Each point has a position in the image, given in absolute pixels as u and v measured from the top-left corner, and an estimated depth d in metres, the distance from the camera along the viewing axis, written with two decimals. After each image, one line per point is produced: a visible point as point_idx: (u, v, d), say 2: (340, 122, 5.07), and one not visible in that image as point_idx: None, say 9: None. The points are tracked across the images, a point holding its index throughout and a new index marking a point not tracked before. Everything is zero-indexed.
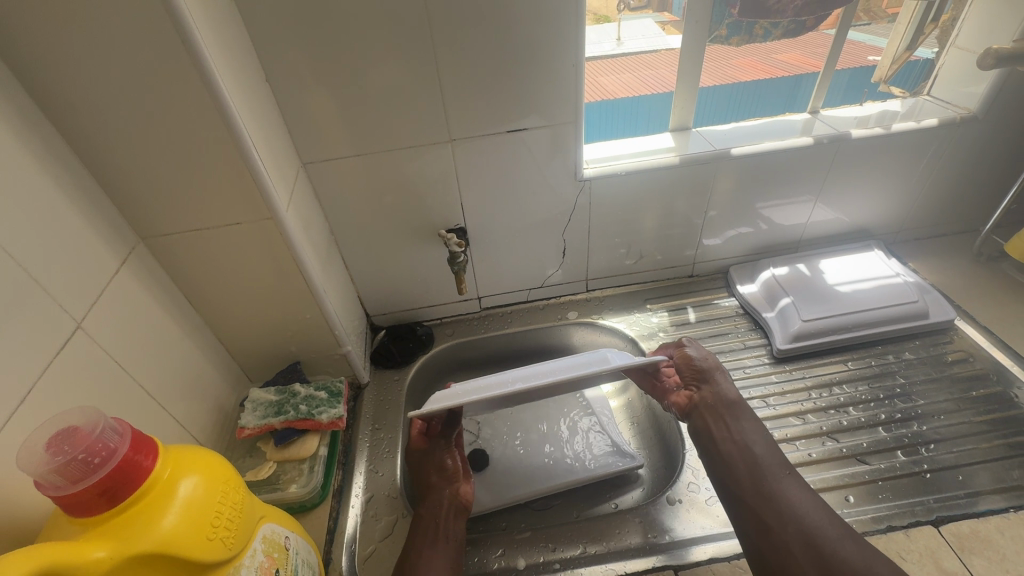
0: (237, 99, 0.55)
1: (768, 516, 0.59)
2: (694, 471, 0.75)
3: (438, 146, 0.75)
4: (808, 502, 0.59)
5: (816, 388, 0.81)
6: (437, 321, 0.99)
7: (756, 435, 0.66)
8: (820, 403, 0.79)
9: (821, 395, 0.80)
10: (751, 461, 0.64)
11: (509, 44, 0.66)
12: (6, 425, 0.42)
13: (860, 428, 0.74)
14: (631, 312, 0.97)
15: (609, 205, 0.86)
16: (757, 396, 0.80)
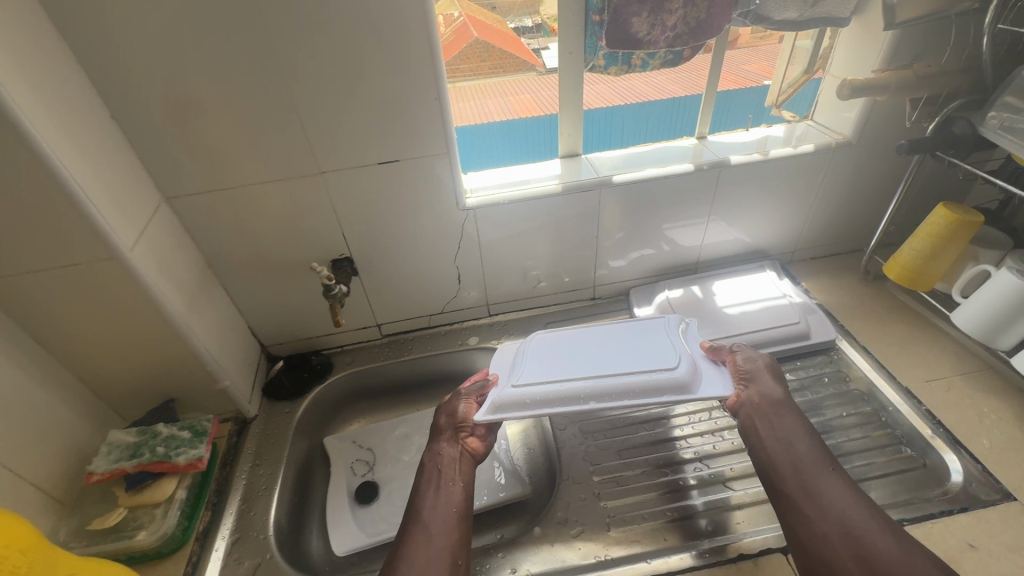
0: (59, 142, 0.53)
1: (810, 513, 0.57)
2: (581, 490, 0.75)
3: (310, 178, 0.74)
4: (848, 496, 0.57)
5: (697, 414, 0.84)
6: (337, 349, 0.97)
7: (802, 433, 0.64)
8: (700, 428, 0.81)
9: (701, 420, 0.82)
10: (788, 457, 0.62)
11: (365, 77, 0.66)
12: None
13: (730, 453, 0.77)
14: (531, 337, 0.97)
15: (497, 232, 0.87)
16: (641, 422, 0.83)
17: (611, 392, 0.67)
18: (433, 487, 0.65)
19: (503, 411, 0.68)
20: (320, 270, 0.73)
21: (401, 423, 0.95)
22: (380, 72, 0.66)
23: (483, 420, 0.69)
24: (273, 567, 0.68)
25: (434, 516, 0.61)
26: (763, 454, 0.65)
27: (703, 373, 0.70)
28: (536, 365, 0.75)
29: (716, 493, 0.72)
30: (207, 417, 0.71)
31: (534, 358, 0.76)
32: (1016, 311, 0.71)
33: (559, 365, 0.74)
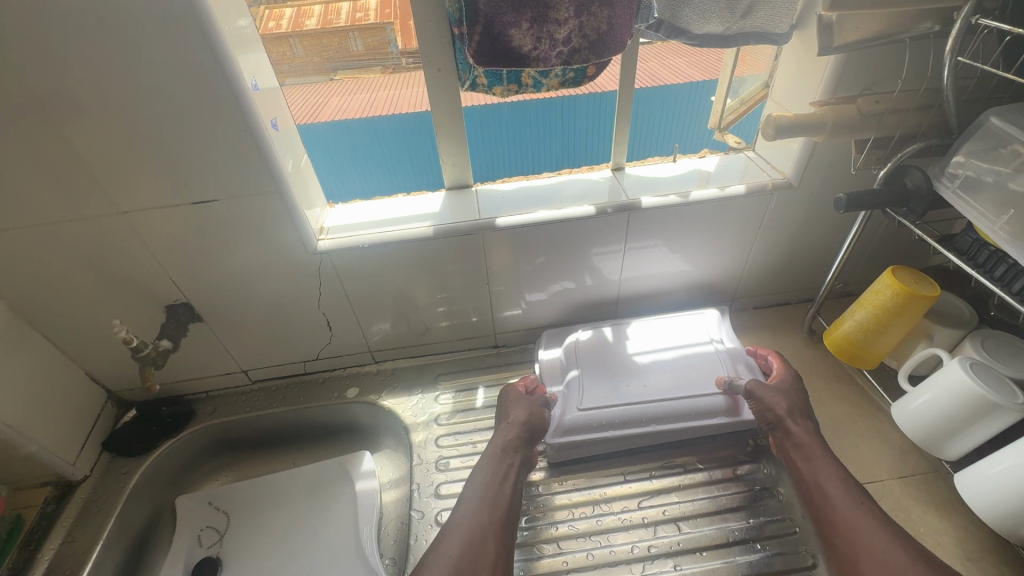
0: None
1: (852, 550, 0.55)
2: (578, 552, 0.63)
3: (111, 218, 0.62)
4: (875, 536, 0.54)
5: (609, 500, 0.68)
6: (201, 396, 0.87)
7: (835, 481, 0.60)
8: (610, 522, 0.66)
9: (609, 508, 0.68)
10: (822, 501, 0.59)
11: (147, 102, 0.54)
12: None
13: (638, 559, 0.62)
14: (414, 391, 0.84)
15: (363, 277, 0.74)
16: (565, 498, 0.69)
17: (671, 413, 0.71)
18: (482, 486, 0.63)
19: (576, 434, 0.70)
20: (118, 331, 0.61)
21: (264, 484, 0.83)
22: (166, 96, 0.54)
23: (553, 441, 0.71)
24: None
25: (476, 513, 0.60)
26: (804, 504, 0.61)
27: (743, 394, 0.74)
28: (596, 380, 0.75)
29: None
30: None
31: (591, 377, 0.76)
32: (964, 416, 0.57)
33: (606, 388, 0.74)
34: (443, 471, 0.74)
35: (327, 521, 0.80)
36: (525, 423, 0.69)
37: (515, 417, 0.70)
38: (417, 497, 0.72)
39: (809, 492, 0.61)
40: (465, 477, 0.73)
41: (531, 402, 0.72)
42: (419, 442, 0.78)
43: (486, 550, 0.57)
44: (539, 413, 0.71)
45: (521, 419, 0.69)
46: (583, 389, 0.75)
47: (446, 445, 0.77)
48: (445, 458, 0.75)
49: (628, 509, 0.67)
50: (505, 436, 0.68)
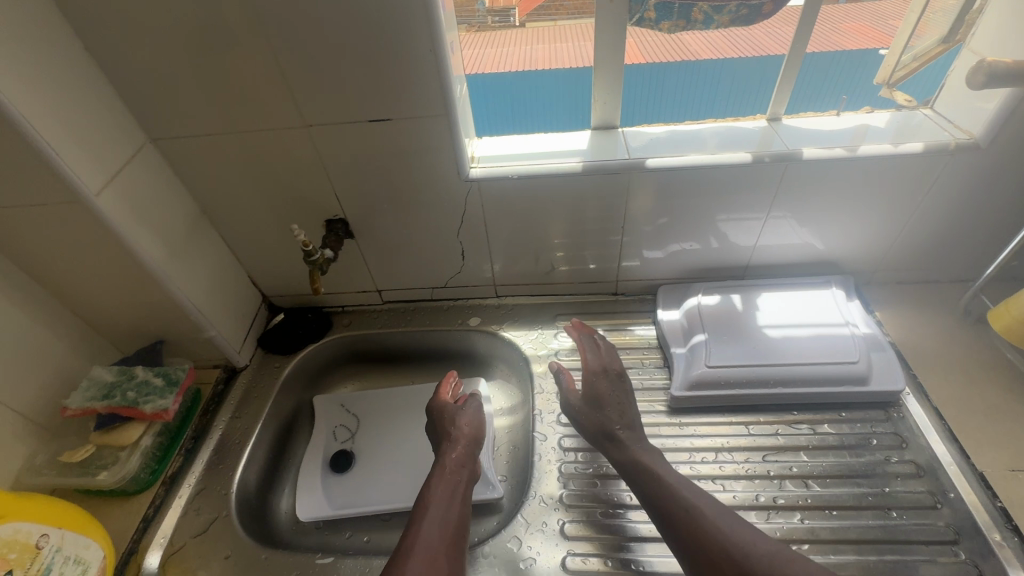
0: (17, 83, 0.50)
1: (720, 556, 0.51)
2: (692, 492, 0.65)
3: (295, 130, 0.67)
4: (739, 534, 0.52)
5: (728, 450, 0.69)
6: (338, 309, 0.95)
7: (681, 488, 0.58)
8: (727, 470, 0.67)
9: (729, 460, 0.68)
10: (671, 503, 0.57)
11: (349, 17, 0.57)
12: None
13: (761, 508, 0.63)
14: (533, 327, 0.88)
15: (505, 209, 0.76)
16: (683, 446, 0.70)
17: (800, 378, 0.70)
18: (440, 497, 0.63)
19: (707, 390, 0.72)
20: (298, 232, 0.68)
21: (390, 395, 0.91)
22: (365, 12, 0.56)
23: (679, 393, 0.72)
24: (227, 524, 0.68)
25: (436, 530, 0.58)
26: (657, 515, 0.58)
27: (878, 364, 0.72)
28: (721, 339, 0.75)
29: (840, 548, 0.59)
30: (183, 367, 0.72)
31: (715, 338, 0.75)
32: None
33: (732, 347, 0.74)
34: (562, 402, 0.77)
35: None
36: (469, 434, 0.72)
37: (457, 433, 0.72)
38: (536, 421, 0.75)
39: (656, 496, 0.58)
40: None
41: (472, 409, 0.76)
42: (539, 373, 0.81)
43: (435, 552, 0.56)
44: (478, 421, 0.75)
45: (464, 430, 0.73)
46: (710, 344, 0.75)
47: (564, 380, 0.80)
48: None
49: (745, 463, 0.67)
50: (454, 450, 0.70)
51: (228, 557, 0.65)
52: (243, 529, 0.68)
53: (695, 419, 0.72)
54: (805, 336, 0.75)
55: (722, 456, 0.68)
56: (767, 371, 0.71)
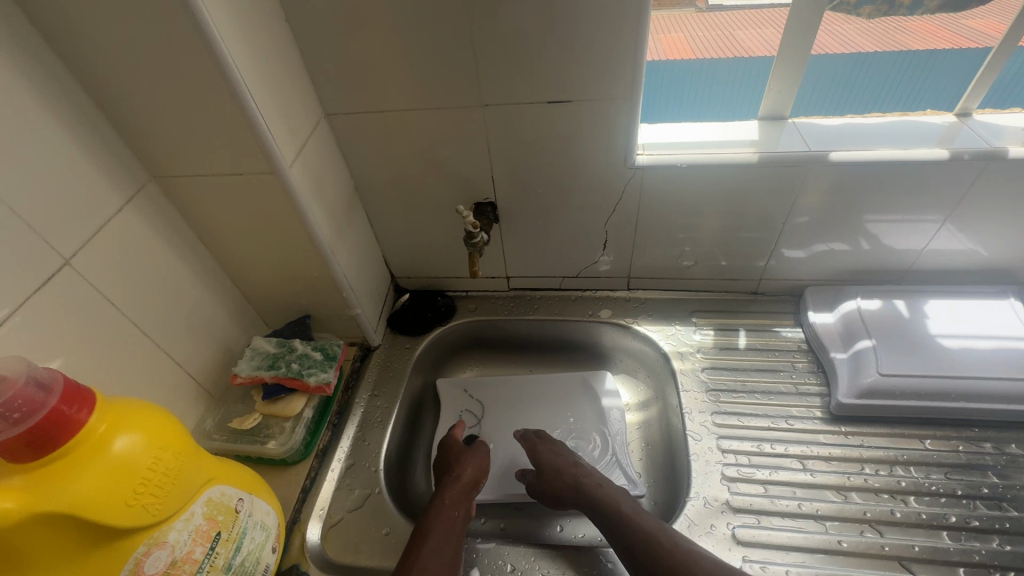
0: (241, 54, 0.51)
1: None
2: (871, 505, 0.62)
3: (469, 110, 0.65)
4: None
5: (904, 463, 0.65)
6: (462, 294, 0.94)
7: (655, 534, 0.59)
8: (902, 483, 0.64)
9: (905, 473, 0.64)
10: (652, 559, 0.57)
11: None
12: None
13: (956, 529, 0.60)
14: (670, 322, 0.85)
15: (662, 199, 0.74)
16: (850, 454, 0.67)
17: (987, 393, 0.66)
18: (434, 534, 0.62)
19: (879, 398, 0.68)
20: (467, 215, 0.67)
21: (513, 383, 0.90)
22: None
23: (846, 400, 0.69)
24: (380, 501, 0.69)
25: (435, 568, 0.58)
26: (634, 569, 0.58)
27: None
28: (891, 346, 0.71)
29: None
30: (338, 342, 0.72)
31: (886, 346, 0.71)
32: None
33: (904, 356, 0.70)
34: (713, 401, 0.74)
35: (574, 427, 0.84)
36: (472, 476, 0.72)
37: (459, 472, 0.72)
38: (687, 419, 0.72)
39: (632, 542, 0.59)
40: (738, 411, 0.72)
41: (480, 453, 0.75)
42: (683, 370, 0.78)
43: None
44: (482, 463, 0.74)
45: (466, 471, 0.72)
46: (878, 351, 0.71)
47: (709, 378, 0.77)
48: (713, 390, 0.75)
49: (924, 478, 0.64)
50: (454, 488, 0.69)
51: (387, 534, 0.66)
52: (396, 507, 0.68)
53: (862, 429, 0.69)
54: (985, 348, 0.70)
55: (897, 469, 0.65)
56: (951, 382, 0.67)
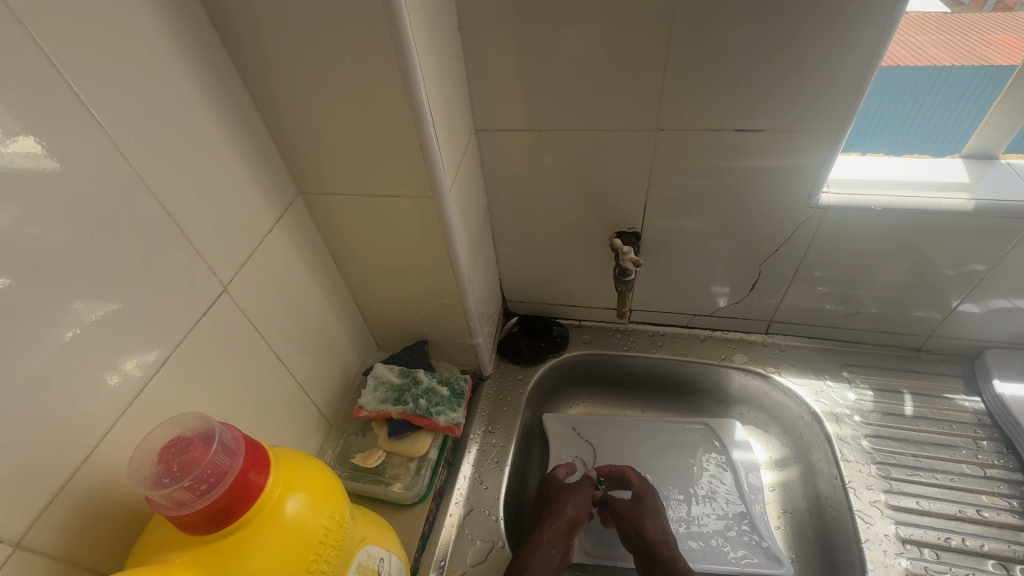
0: (427, 70, 0.46)
1: None
2: None
3: (639, 133, 0.60)
4: None
5: None
6: (575, 323, 0.87)
7: None
8: None
9: None
10: None
11: (774, 14, 0.49)
12: (131, 411, 0.39)
13: None
14: (820, 376, 0.76)
15: (837, 241, 0.65)
16: None
17: None
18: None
19: None
20: (628, 252, 0.61)
21: (626, 425, 0.81)
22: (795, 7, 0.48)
23: None
24: (505, 556, 0.63)
25: None
26: None
27: None
28: None
29: None
30: (466, 379, 0.68)
31: None
32: None
33: None
34: (883, 476, 0.66)
35: (693, 462, 0.76)
36: (573, 515, 0.64)
37: (560, 507, 0.65)
38: (853, 495, 0.66)
39: None
40: (916, 492, 0.65)
41: (586, 489, 0.67)
42: (841, 435, 0.71)
43: None
44: (586, 499, 0.66)
45: (566, 508, 0.65)
46: None
47: (874, 448, 0.69)
48: (882, 463, 0.68)
49: None
50: (553, 524, 0.63)
51: None
52: None
53: None
54: None
55: None
56: None
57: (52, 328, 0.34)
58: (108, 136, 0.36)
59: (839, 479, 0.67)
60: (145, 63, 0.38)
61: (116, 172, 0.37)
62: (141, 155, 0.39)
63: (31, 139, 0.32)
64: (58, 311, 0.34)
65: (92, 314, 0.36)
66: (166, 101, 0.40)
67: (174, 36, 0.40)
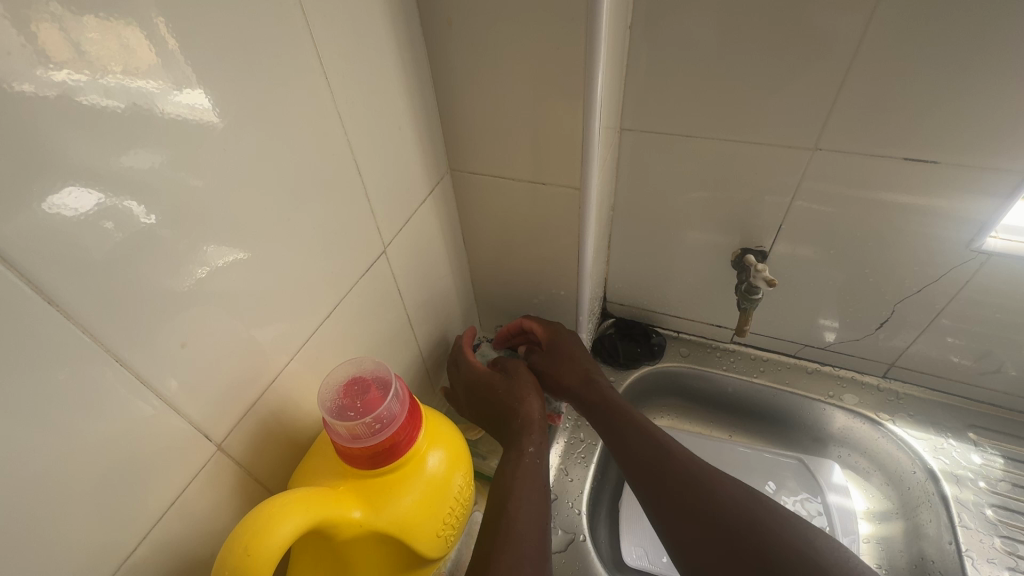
0: (605, 67, 0.48)
1: (719, 479, 0.51)
2: None
3: (792, 151, 0.59)
4: (760, 505, 0.48)
5: None
6: (673, 334, 0.86)
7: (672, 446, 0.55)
8: None
9: None
10: (669, 461, 0.53)
11: (968, 44, 0.47)
12: (305, 343, 0.45)
13: None
14: (941, 433, 0.71)
15: (996, 290, 0.60)
16: None
17: None
18: (521, 461, 0.54)
19: None
20: (763, 270, 0.62)
21: (713, 446, 0.80)
22: (999, 37, 0.45)
23: None
24: (583, 551, 0.66)
25: (530, 518, 0.50)
26: (660, 506, 0.52)
27: None
28: None
29: None
30: None
31: None
32: None
33: None
34: (1008, 551, 0.61)
35: (772, 453, 0.78)
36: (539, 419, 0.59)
37: (521, 380, 0.62)
38: (970, 565, 0.61)
39: (658, 488, 0.52)
40: None
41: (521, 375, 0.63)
42: (960, 499, 0.65)
43: (522, 561, 0.46)
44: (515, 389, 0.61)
45: (521, 391, 0.61)
46: None
47: (1000, 520, 0.63)
48: (1008, 538, 0.62)
49: None
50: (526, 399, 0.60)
51: None
52: (599, 568, 0.65)
53: None
54: None
55: None
56: None
57: (186, 268, 0.34)
58: (327, 99, 0.42)
59: (954, 545, 0.63)
60: (362, 41, 0.44)
61: (326, 134, 0.42)
62: (346, 119, 0.44)
63: (202, 92, 0.32)
64: (235, 248, 0.37)
65: (223, 258, 0.36)
66: (369, 75, 0.45)
67: (385, 18, 0.46)
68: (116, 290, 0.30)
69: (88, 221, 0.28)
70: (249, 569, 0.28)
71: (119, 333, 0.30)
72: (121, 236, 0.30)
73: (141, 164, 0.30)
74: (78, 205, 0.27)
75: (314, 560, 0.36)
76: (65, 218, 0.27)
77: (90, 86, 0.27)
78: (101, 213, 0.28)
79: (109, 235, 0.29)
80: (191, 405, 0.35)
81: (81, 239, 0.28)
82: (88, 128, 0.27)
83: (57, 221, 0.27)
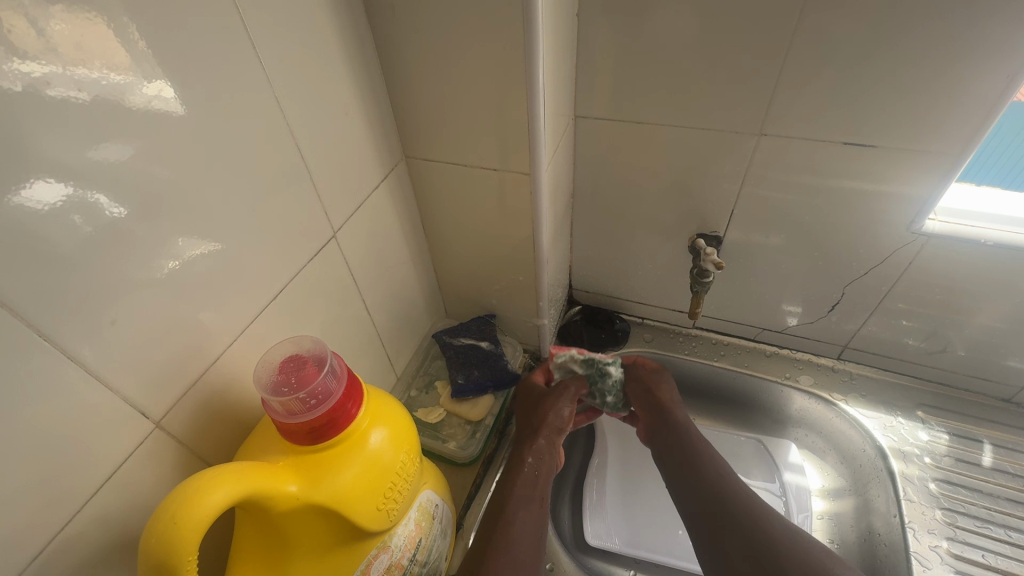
0: (547, 53, 0.49)
1: (773, 522, 0.52)
2: None
3: (739, 137, 0.60)
4: (809, 552, 0.49)
5: None
6: (638, 320, 0.88)
7: (732, 482, 0.56)
8: None
9: None
10: (724, 494, 0.55)
11: (894, 33, 0.48)
12: (251, 326, 0.45)
13: None
14: (891, 411, 0.73)
15: (936, 271, 0.62)
16: None
17: None
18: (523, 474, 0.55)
19: None
20: (712, 254, 0.63)
21: None
22: (925, 24, 0.47)
23: None
24: None
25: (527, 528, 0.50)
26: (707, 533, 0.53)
27: None
28: None
29: None
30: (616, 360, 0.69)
31: None
32: None
33: None
34: (947, 523, 0.64)
35: (731, 437, 0.80)
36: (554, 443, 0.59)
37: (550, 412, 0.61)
38: (911, 536, 0.63)
39: (709, 512, 0.54)
40: (981, 545, 0.62)
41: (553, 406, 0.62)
42: (906, 474, 0.68)
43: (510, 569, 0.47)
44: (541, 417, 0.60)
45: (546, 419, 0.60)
46: None
47: (942, 493, 0.66)
48: (949, 510, 0.65)
49: None
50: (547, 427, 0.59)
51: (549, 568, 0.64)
52: (558, 547, 0.66)
53: None
54: None
55: None
56: None
57: (157, 260, 0.36)
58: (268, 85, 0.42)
59: (898, 518, 0.65)
60: (304, 27, 0.44)
61: (270, 120, 0.43)
62: (289, 104, 0.44)
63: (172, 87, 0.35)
64: (204, 240, 0.39)
65: (194, 250, 0.39)
66: (314, 62, 0.46)
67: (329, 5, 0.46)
68: (76, 277, 0.32)
69: (59, 214, 0.30)
70: (175, 536, 0.29)
71: (78, 322, 0.32)
72: (91, 228, 0.32)
73: (111, 160, 0.32)
74: (49, 199, 0.30)
75: (252, 531, 0.37)
76: (39, 210, 0.29)
77: (61, 80, 0.29)
78: (72, 202, 0.31)
79: (79, 227, 0.31)
80: (126, 387, 0.36)
81: (51, 231, 0.30)
82: (57, 125, 0.29)
83: (32, 211, 0.29)
